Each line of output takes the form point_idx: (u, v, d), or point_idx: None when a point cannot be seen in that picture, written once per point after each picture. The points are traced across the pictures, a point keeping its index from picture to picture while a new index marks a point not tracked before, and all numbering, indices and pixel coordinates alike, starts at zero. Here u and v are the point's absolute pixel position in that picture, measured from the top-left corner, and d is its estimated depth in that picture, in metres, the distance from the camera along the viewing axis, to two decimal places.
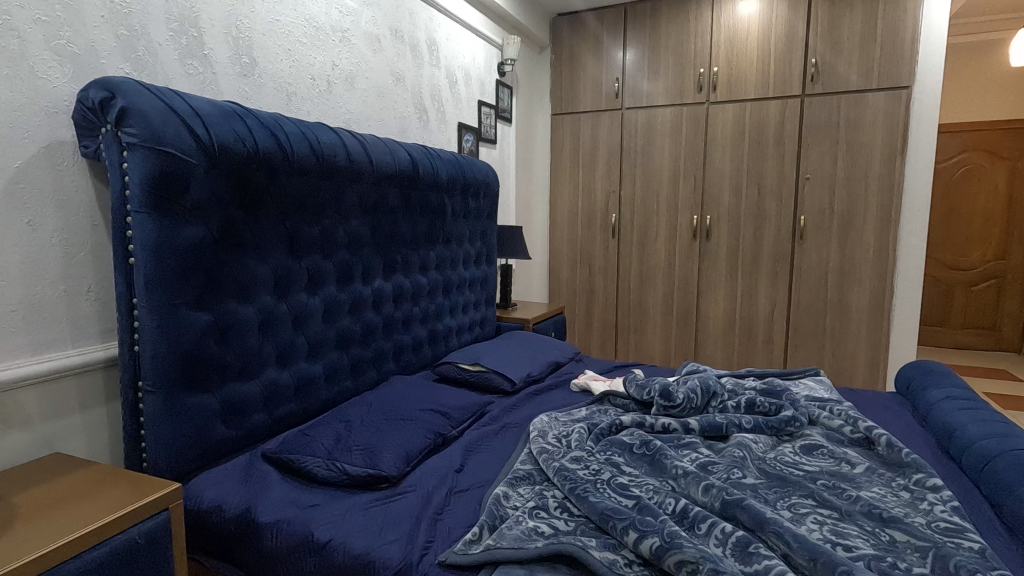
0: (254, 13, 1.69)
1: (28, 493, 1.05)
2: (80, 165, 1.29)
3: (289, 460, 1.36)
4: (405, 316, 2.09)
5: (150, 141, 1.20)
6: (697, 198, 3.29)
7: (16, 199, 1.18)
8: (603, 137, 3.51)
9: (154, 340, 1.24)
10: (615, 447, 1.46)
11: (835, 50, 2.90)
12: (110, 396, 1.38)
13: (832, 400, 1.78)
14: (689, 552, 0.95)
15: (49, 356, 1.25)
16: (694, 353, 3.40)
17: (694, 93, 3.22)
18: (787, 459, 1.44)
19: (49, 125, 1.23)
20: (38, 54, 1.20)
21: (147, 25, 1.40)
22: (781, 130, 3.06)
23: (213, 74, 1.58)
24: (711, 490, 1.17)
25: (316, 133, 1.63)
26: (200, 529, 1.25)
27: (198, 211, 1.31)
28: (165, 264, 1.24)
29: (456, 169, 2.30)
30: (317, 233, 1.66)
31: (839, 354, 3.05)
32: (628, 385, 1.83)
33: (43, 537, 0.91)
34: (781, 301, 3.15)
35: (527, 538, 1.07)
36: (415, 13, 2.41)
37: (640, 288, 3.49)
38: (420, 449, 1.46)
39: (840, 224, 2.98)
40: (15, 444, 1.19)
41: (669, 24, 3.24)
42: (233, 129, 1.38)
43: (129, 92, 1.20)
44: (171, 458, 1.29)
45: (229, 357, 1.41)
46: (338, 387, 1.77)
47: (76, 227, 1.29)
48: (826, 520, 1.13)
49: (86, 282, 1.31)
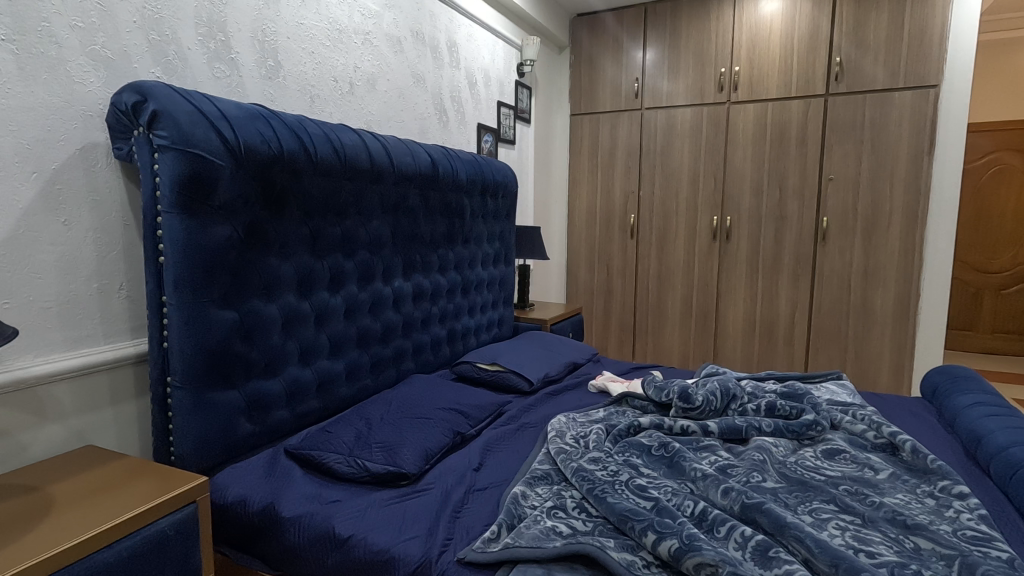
0: (279, 17, 1.73)
1: (64, 484, 1.09)
2: (113, 166, 1.33)
3: (311, 457, 1.38)
4: (424, 316, 2.11)
5: (180, 143, 1.23)
6: (717, 199, 3.26)
7: (53, 199, 1.23)
8: (622, 138, 3.49)
9: (182, 336, 1.28)
10: (633, 449, 1.46)
11: (861, 48, 2.85)
12: (140, 391, 1.42)
13: (855, 405, 1.75)
14: (708, 554, 0.95)
15: (82, 351, 1.29)
16: (713, 355, 3.37)
17: (715, 93, 3.20)
18: (809, 463, 1.43)
19: (84, 128, 1.27)
20: (74, 59, 1.24)
21: (177, 30, 1.44)
22: (804, 130, 3.01)
23: (239, 77, 1.62)
24: (730, 493, 1.16)
25: (339, 135, 1.66)
26: (225, 522, 1.28)
27: (225, 211, 1.34)
28: (192, 263, 1.27)
29: (475, 170, 2.31)
30: (339, 233, 1.68)
31: (862, 357, 3.00)
32: (646, 387, 1.82)
33: (81, 525, 0.95)
34: (802, 303, 3.11)
35: (545, 537, 1.07)
36: (435, 15, 2.43)
37: (659, 289, 3.47)
38: (439, 447, 1.48)
39: (864, 225, 2.93)
40: (50, 436, 1.23)
41: (690, 24, 3.22)
42: (259, 131, 1.41)
43: (160, 95, 1.23)
44: (198, 452, 1.33)
45: (254, 354, 1.44)
46: (358, 385, 1.79)
47: (108, 227, 1.33)
48: (848, 526, 1.11)
49: (117, 280, 1.36)
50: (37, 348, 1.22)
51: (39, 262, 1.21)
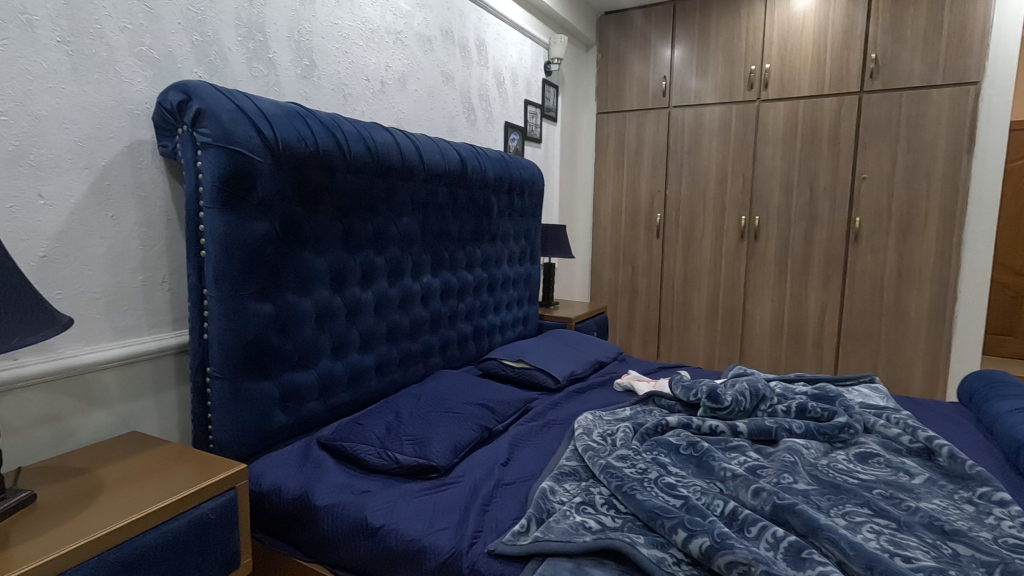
0: (315, 18, 1.76)
1: (113, 467, 1.14)
2: (158, 163, 1.38)
3: (343, 448, 1.41)
4: (451, 312, 2.13)
5: (222, 140, 1.27)
6: (745, 198, 3.22)
7: (103, 194, 1.28)
8: (649, 136, 3.47)
9: (221, 328, 1.32)
10: (661, 447, 1.46)
11: (898, 43, 2.78)
12: (180, 380, 1.47)
13: (889, 408, 1.72)
14: (741, 553, 0.95)
15: (128, 340, 1.34)
16: (740, 356, 3.33)
17: (744, 91, 3.16)
18: (841, 465, 1.40)
19: (132, 126, 1.32)
20: (123, 60, 1.29)
21: (219, 31, 1.49)
22: (837, 128, 2.96)
23: (276, 76, 1.66)
24: (761, 493, 1.15)
25: (372, 133, 1.68)
26: (261, 509, 1.31)
27: (263, 206, 1.37)
28: (232, 256, 1.31)
29: (503, 168, 2.32)
30: (371, 230, 1.71)
31: (894, 361, 2.93)
32: (674, 386, 1.81)
33: (133, 505, 0.99)
34: (832, 305, 3.05)
35: (575, 532, 1.08)
36: (464, 14, 2.45)
37: (685, 289, 3.44)
38: (468, 441, 1.50)
39: (898, 224, 2.86)
40: (97, 421, 1.29)
41: (720, 21, 3.19)
42: (296, 129, 1.44)
43: (204, 94, 1.28)
44: (236, 440, 1.37)
45: (289, 347, 1.47)
46: (387, 379, 1.82)
47: (152, 222, 1.38)
48: (884, 530, 1.10)
49: (161, 273, 1.41)
50: (87, 337, 1.27)
51: (90, 255, 1.26)
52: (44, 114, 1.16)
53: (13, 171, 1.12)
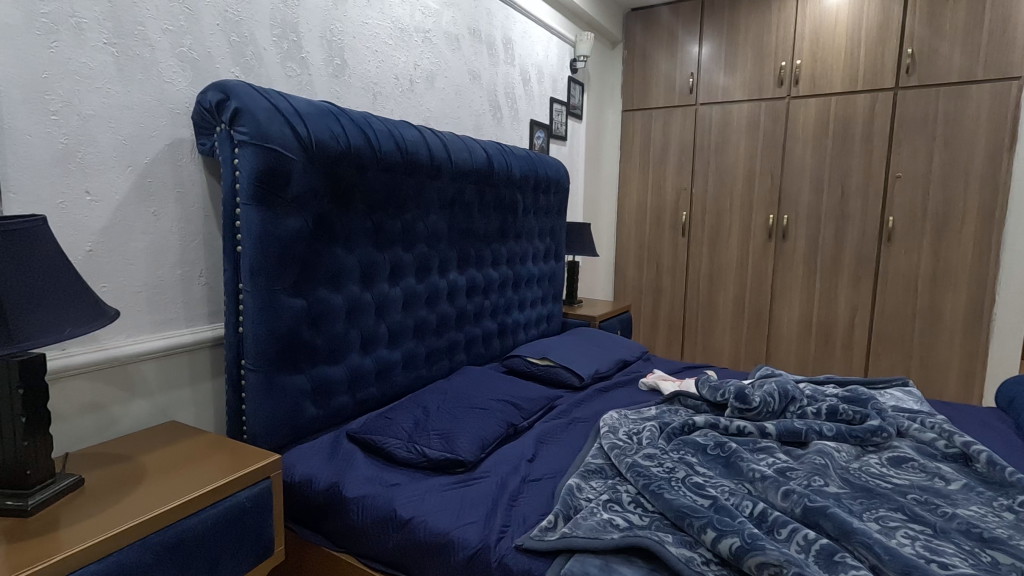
0: (347, 17, 1.79)
1: (154, 454, 1.18)
2: (196, 160, 1.42)
3: (372, 441, 1.44)
4: (476, 309, 2.14)
5: (258, 138, 1.30)
6: (774, 197, 3.17)
7: (145, 191, 1.32)
8: (675, 135, 3.44)
9: (256, 321, 1.36)
10: (688, 447, 1.45)
11: (936, 38, 2.70)
12: (216, 372, 1.51)
13: (923, 412, 1.68)
14: (772, 554, 0.94)
15: (167, 333, 1.39)
16: (766, 357, 3.29)
17: (774, 87, 3.11)
18: (873, 469, 1.38)
19: (172, 125, 1.36)
20: (165, 61, 1.33)
21: (255, 31, 1.52)
22: (870, 125, 2.89)
23: (309, 75, 1.69)
24: (791, 496, 1.14)
25: (401, 131, 1.70)
26: (293, 499, 1.34)
27: (297, 203, 1.40)
28: (267, 252, 1.34)
29: (529, 166, 2.33)
30: (399, 227, 1.74)
31: (928, 365, 2.86)
32: (700, 386, 1.80)
33: (174, 492, 1.03)
34: (863, 306, 2.99)
35: (602, 529, 1.09)
36: (491, 12, 2.46)
37: (710, 288, 3.41)
38: (494, 437, 1.51)
39: (934, 224, 2.78)
40: (137, 411, 1.33)
41: (749, 16, 3.14)
42: (329, 127, 1.47)
43: (241, 94, 1.31)
44: (268, 431, 1.40)
45: (320, 341, 1.50)
46: (413, 374, 1.84)
47: (190, 218, 1.42)
48: (919, 536, 1.07)
49: (199, 267, 1.45)
50: (129, 329, 1.31)
51: (132, 250, 1.30)
52: (91, 114, 1.21)
53: (62, 168, 1.17)
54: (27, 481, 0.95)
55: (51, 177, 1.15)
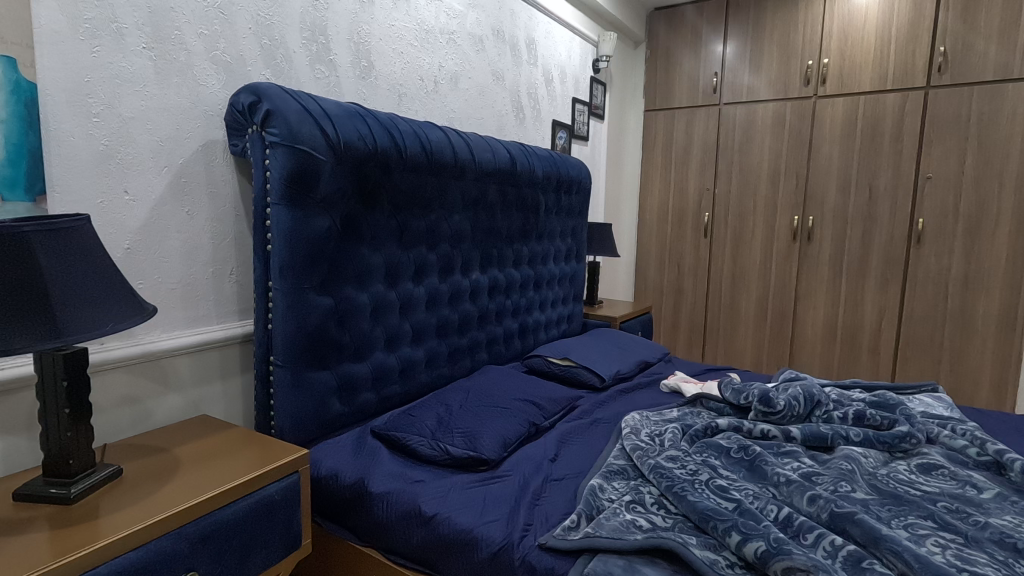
0: (374, 20, 1.81)
1: (188, 447, 1.21)
2: (228, 161, 1.46)
3: (396, 438, 1.46)
4: (498, 308, 2.15)
5: (289, 139, 1.33)
6: (799, 198, 3.13)
7: (180, 191, 1.36)
8: (698, 134, 3.41)
9: (285, 319, 1.39)
10: (711, 450, 1.44)
11: (969, 36, 2.63)
12: (245, 368, 1.54)
13: (954, 419, 1.64)
14: (799, 559, 0.93)
15: (199, 329, 1.42)
16: (789, 360, 3.24)
17: (800, 87, 3.06)
18: (902, 476, 1.35)
19: (206, 126, 1.39)
20: (200, 64, 1.36)
21: (285, 34, 1.55)
22: (900, 125, 2.83)
23: (337, 77, 1.72)
24: (818, 501, 1.13)
25: (427, 132, 1.73)
26: (319, 494, 1.37)
27: (325, 203, 1.43)
28: (296, 251, 1.37)
29: (551, 166, 2.33)
30: (424, 226, 1.76)
31: (959, 370, 2.79)
32: (723, 389, 1.78)
33: (209, 483, 1.06)
34: (891, 309, 2.93)
35: (626, 530, 1.09)
36: (515, 13, 2.47)
37: (732, 290, 3.37)
38: (517, 436, 1.52)
39: (966, 226, 2.71)
40: (170, 404, 1.37)
41: (775, 15, 3.10)
42: (356, 128, 1.49)
43: (273, 96, 1.34)
44: (296, 426, 1.43)
45: (346, 338, 1.53)
46: (436, 372, 1.86)
47: (222, 217, 1.45)
48: (950, 544, 1.06)
49: (229, 266, 1.48)
50: (164, 326, 1.35)
51: (167, 248, 1.34)
52: (130, 116, 1.25)
53: (103, 169, 1.21)
54: (70, 470, 0.99)
55: (92, 178, 1.19)
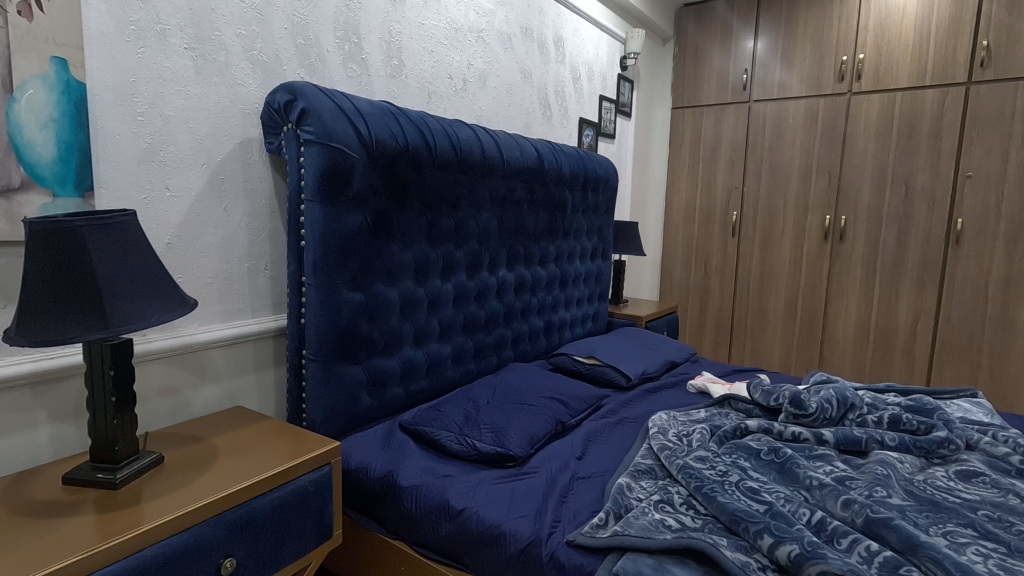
0: (405, 19, 1.83)
1: (225, 437, 1.25)
2: (264, 159, 1.49)
3: (424, 433, 1.47)
4: (524, 306, 2.16)
5: (323, 137, 1.35)
6: (831, 197, 3.06)
7: (218, 188, 1.39)
8: (726, 132, 3.36)
9: (317, 313, 1.41)
10: (740, 451, 1.42)
11: (1014, 30, 2.54)
12: (278, 361, 1.58)
13: (995, 425, 1.59)
14: (833, 563, 0.92)
15: (235, 322, 1.46)
16: (819, 363, 3.18)
17: (834, 83, 3.00)
18: (939, 483, 1.32)
19: (243, 125, 1.43)
20: (238, 64, 1.40)
21: (320, 34, 1.58)
22: (938, 122, 2.74)
23: (369, 76, 1.74)
24: (852, 505, 1.11)
25: (456, 130, 1.74)
26: (349, 485, 1.39)
27: (357, 200, 1.45)
28: (328, 247, 1.40)
29: (578, 164, 2.32)
30: (452, 224, 1.77)
31: (998, 376, 2.70)
32: (753, 390, 1.75)
33: (245, 472, 1.09)
34: (927, 311, 2.84)
35: (654, 529, 1.08)
36: (544, 10, 2.47)
37: (761, 290, 3.32)
38: (543, 433, 1.52)
39: (1008, 226, 2.62)
40: (206, 395, 1.41)
41: (809, 10, 3.03)
42: (388, 126, 1.51)
43: (308, 94, 1.36)
44: (327, 419, 1.46)
45: (376, 334, 1.55)
46: (462, 369, 1.87)
47: (258, 213, 1.49)
48: (992, 553, 1.03)
49: (264, 261, 1.51)
50: (201, 319, 1.39)
51: (206, 243, 1.38)
52: (172, 115, 1.28)
53: (146, 166, 1.25)
54: (116, 456, 1.03)
55: (136, 175, 1.23)
